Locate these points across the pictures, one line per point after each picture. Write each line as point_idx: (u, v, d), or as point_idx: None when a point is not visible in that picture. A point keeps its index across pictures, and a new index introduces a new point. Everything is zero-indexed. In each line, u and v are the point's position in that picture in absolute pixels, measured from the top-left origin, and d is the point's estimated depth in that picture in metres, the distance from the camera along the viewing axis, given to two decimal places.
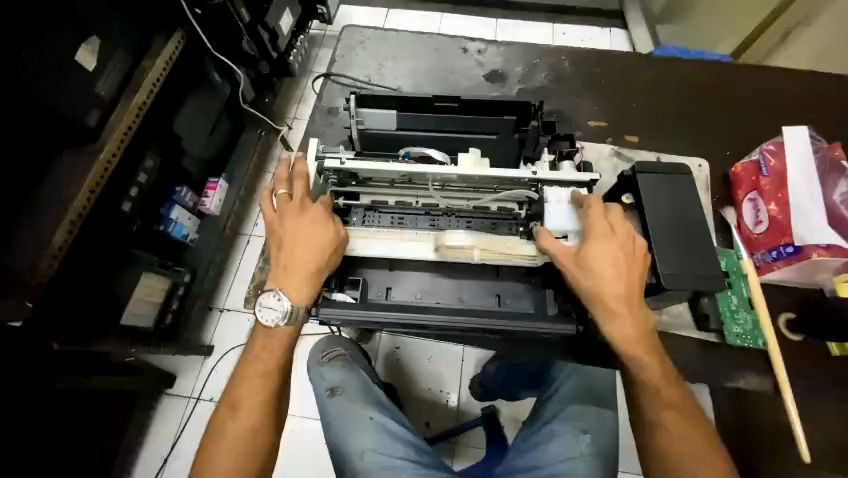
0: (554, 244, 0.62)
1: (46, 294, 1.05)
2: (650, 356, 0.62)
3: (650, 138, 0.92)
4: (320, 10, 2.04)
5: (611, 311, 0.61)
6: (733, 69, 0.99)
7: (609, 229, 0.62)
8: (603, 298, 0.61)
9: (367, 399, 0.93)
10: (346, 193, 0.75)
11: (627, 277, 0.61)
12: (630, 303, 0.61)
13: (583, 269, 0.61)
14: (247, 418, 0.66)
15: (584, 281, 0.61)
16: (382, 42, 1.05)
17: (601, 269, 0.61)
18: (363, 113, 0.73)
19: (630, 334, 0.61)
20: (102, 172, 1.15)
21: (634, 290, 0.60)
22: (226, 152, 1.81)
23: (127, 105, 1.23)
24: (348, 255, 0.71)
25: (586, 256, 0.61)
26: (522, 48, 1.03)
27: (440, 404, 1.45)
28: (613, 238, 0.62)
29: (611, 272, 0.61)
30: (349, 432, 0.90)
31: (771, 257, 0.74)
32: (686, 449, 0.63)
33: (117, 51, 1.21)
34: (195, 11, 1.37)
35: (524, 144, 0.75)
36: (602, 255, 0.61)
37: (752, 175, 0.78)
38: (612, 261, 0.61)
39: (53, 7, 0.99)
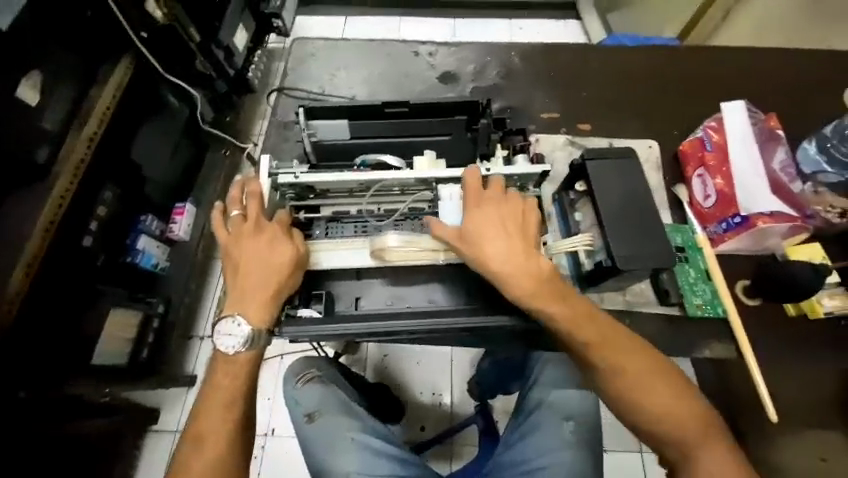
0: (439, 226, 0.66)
1: (6, 340, 1.01)
2: (566, 307, 0.64)
3: (601, 125, 0.94)
4: (275, 23, 2.02)
5: (505, 272, 0.63)
6: (674, 52, 1.03)
7: (483, 199, 0.67)
8: (493, 261, 0.63)
9: (348, 419, 0.91)
10: (306, 207, 0.75)
11: (508, 237, 0.65)
12: (524, 260, 0.64)
13: (466, 240, 0.65)
14: (211, 452, 0.64)
15: (478, 252, 0.64)
16: (333, 52, 1.05)
17: (482, 236, 0.64)
18: (314, 125, 0.73)
19: (529, 291, 0.63)
20: (56, 208, 1.12)
21: (522, 247, 0.64)
22: (190, 175, 1.77)
23: (76, 136, 1.19)
24: (312, 269, 0.71)
25: (469, 229, 0.65)
26: (472, 47, 1.05)
27: (432, 406, 1.45)
28: (486, 206, 0.66)
29: (494, 237, 0.64)
30: (332, 455, 0.88)
31: (722, 229, 0.77)
32: (652, 400, 0.62)
33: (61, 82, 1.17)
34: (142, 35, 1.34)
35: (477, 143, 0.76)
36: (479, 224, 0.65)
37: (698, 151, 0.81)
38: (492, 228, 0.65)
39: None
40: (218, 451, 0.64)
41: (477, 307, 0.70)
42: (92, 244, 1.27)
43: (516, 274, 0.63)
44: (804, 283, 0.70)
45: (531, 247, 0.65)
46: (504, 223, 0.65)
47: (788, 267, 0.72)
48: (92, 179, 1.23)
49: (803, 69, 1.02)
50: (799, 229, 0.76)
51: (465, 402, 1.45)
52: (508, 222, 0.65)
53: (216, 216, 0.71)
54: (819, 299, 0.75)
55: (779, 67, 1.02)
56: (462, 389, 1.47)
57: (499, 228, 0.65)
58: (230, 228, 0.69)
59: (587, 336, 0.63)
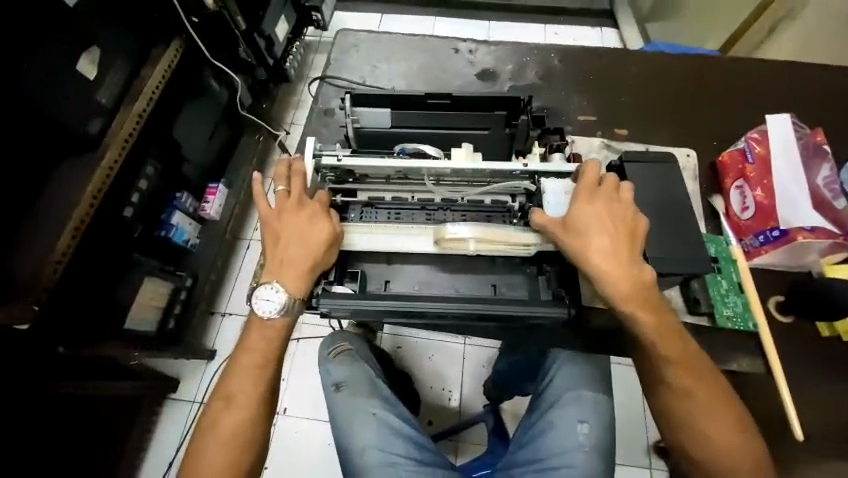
0: (542, 215, 0.65)
1: (51, 298, 1.06)
2: (650, 315, 0.63)
3: (638, 131, 0.94)
4: (315, 17, 2.08)
5: (599, 269, 0.63)
6: (716, 62, 1.02)
7: (596, 194, 0.65)
8: (595, 258, 0.63)
9: (372, 396, 0.94)
10: (344, 190, 0.78)
11: (615, 236, 0.63)
12: (622, 261, 0.63)
13: (570, 232, 0.64)
14: (243, 409, 0.68)
15: (574, 245, 0.64)
16: (375, 45, 1.08)
17: (588, 231, 0.63)
18: (358, 112, 0.75)
19: (623, 291, 0.62)
20: (104, 178, 1.18)
21: (622, 248, 0.63)
22: (225, 157, 1.83)
23: (127, 112, 1.25)
24: (345, 250, 0.73)
25: (573, 221, 0.64)
26: (511, 47, 1.06)
27: (442, 401, 1.46)
28: (597, 202, 0.65)
29: (601, 234, 0.63)
30: (353, 427, 0.92)
31: (759, 242, 0.76)
32: (703, 414, 0.63)
33: (117, 59, 1.23)
34: (193, 20, 1.41)
35: (515, 138, 0.77)
36: (587, 219, 0.64)
37: (739, 162, 0.80)
38: (601, 224, 0.63)
39: (55, 18, 1.02)
40: (248, 410, 0.68)
41: (503, 298, 0.70)
42: (131, 215, 1.34)
43: (617, 273, 0.62)
44: (845, 304, 0.68)
45: (637, 250, 0.63)
46: (614, 222, 0.64)
47: (826, 287, 0.70)
48: (136, 154, 1.29)
49: None
50: (841, 247, 0.74)
51: (475, 400, 1.46)
52: (619, 221, 0.64)
53: (260, 190, 0.75)
54: None
55: (827, 84, 0.99)
56: (473, 387, 1.48)
57: (607, 226, 0.63)
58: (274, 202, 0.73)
59: (667, 345, 0.63)
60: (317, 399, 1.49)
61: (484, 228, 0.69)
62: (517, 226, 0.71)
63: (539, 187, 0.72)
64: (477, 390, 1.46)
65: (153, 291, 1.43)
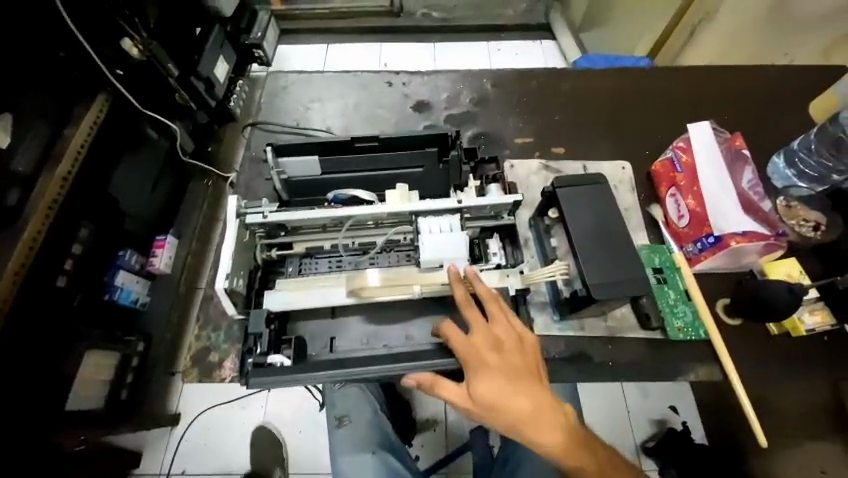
0: (444, 388, 0.57)
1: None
2: (587, 458, 0.57)
3: (575, 148, 0.95)
4: (257, 53, 2.04)
5: (528, 432, 0.56)
6: (641, 73, 1.06)
7: (481, 344, 0.58)
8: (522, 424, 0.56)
9: (373, 434, 0.92)
10: (279, 243, 0.74)
11: (527, 391, 0.56)
12: (541, 413, 0.56)
13: (483, 406, 0.56)
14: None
15: (493, 415, 0.56)
16: (307, 85, 1.05)
17: (503, 397, 0.55)
18: (283, 163, 0.72)
19: (557, 446, 0.56)
20: (28, 251, 1.09)
21: (536, 396, 0.56)
22: (172, 206, 1.74)
23: (49, 178, 1.17)
24: (284, 311, 0.69)
25: (480, 390, 0.56)
26: (444, 75, 1.06)
27: (428, 433, 1.40)
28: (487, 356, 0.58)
29: (514, 393, 0.56)
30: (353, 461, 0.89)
31: (698, 249, 0.77)
32: None
33: (35, 123, 1.16)
34: (116, 72, 1.31)
35: (450, 173, 0.76)
36: (492, 384, 0.56)
37: (670, 171, 0.83)
38: (507, 383, 0.56)
39: None
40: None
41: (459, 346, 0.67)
42: (66, 283, 1.22)
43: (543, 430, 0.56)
44: (780, 306, 0.69)
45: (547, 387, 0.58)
46: (511, 366, 0.57)
47: (765, 288, 0.70)
48: (67, 218, 1.20)
49: (767, 85, 1.04)
50: (779, 246, 0.75)
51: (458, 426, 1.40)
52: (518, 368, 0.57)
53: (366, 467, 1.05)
54: (801, 318, 0.74)
55: (744, 85, 1.04)
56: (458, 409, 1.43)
57: (514, 383, 0.56)
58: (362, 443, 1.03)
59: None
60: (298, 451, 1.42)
61: (413, 272, 0.68)
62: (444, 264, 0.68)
63: (415, 226, 0.68)
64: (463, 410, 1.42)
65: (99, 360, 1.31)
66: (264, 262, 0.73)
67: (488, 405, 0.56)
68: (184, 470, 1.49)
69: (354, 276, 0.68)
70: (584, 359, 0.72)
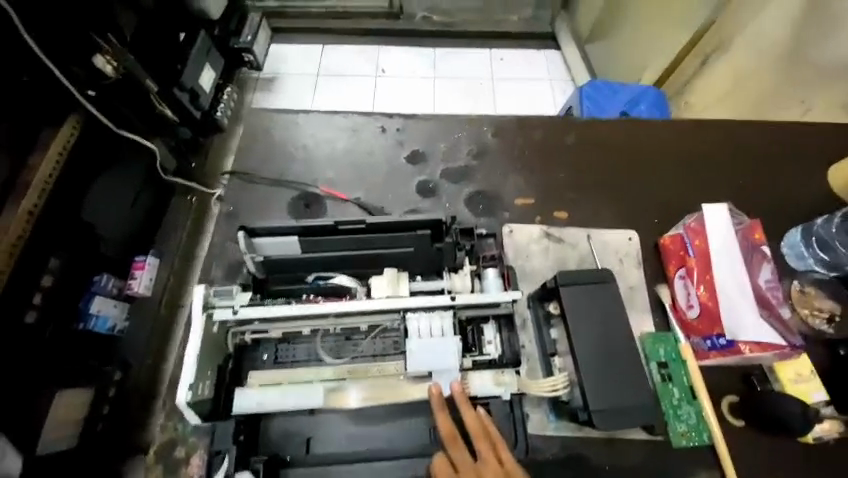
0: None
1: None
2: None
3: (579, 212, 0.89)
4: (247, 59, 1.94)
5: None
6: (652, 126, 0.99)
7: None
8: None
9: None
10: (253, 330, 0.66)
11: None
12: None
13: None
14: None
15: None
16: (294, 129, 0.97)
17: None
18: (257, 245, 0.65)
19: None
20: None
21: None
22: (155, 220, 1.55)
23: (13, 214, 1.05)
24: (257, 413, 0.63)
25: None
26: (441, 121, 0.98)
27: None
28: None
29: None
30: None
31: (707, 346, 0.72)
32: None
33: None
34: (88, 94, 1.19)
35: (443, 256, 0.70)
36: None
37: (681, 249, 0.77)
38: None
39: None
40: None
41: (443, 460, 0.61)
42: (36, 319, 1.09)
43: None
44: (795, 423, 0.66)
45: None
46: None
47: (779, 403, 0.67)
48: (37, 253, 1.09)
49: (783, 144, 0.98)
50: (794, 354, 0.71)
51: None
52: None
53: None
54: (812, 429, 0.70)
55: (758, 144, 0.98)
56: None
57: None
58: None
59: None
60: None
61: (386, 387, 0.63)
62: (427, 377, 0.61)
63: (404, 326, 0.62)
64: None
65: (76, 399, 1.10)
66: (237, 347, 0.68)
67: None
68: None
69: (336, 389, 0.63)
70: (580, 463, 0.67)
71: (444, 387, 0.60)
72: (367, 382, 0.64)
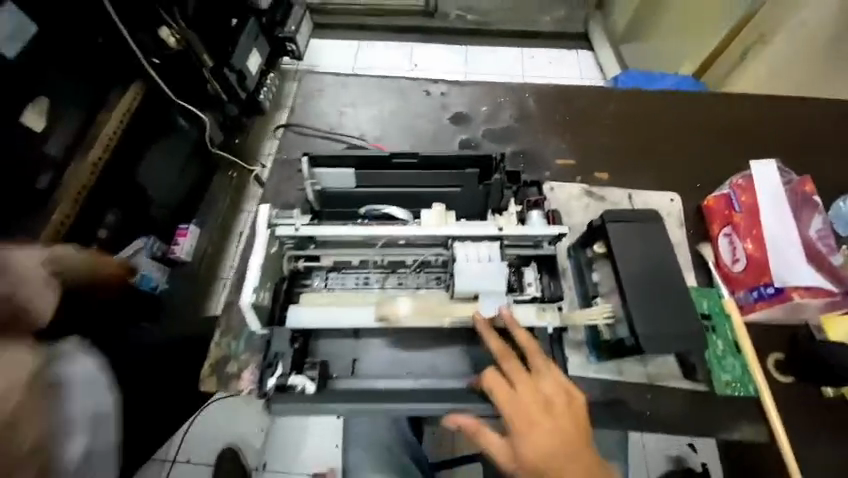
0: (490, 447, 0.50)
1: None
2: None
3: (620, 174, 0.89)
4: (290, 48, 1.97)
5: None
6: (695, 99, 0.99)
7: (527, 399, 0.52)
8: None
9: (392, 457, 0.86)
10: (307, 256, 0.71)
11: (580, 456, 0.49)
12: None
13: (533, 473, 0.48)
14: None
15: None
16: (343, 90, 1.02)
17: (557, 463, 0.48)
18: (317, 173, 0.69)
19: None
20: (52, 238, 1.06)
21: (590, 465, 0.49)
22: (196, 196, 1.60)
23: (80, 164, 1.15)
24: (308, 328, 0.66)
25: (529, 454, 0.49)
26: (484, 87, 1.01)
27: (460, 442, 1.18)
28: (537, 415, 0.50)
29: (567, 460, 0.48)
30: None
31: (753, 297, 0.73)
32: None
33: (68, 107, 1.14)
34: (152, 61, 1.28)
35: (490, 195, 0.71)
36: (543, 450, 0.49)
37: (724, 207, 0.79)
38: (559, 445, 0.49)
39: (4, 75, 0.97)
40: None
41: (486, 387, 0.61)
42: None
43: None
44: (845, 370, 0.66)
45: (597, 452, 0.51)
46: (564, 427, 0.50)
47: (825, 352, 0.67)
48: (95, 204, 1.18)
49: (833, 121, 0.97)
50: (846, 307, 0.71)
51: None
52: (571, 433, 0.50)
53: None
54: None
55: (806, 120, 0.97)
56: None
57: (566, 446, 0.49)
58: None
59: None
60: None
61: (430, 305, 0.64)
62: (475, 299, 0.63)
63: (451, 252, 0.64)
64: None
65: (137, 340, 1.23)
66: (291, 273, 0.71)
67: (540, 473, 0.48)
68: None
69: (384, 304, 0.64)
70: (620, 407, 0.67)
71: (489, 311, 0.62)
72: (416, 293, 0.66)
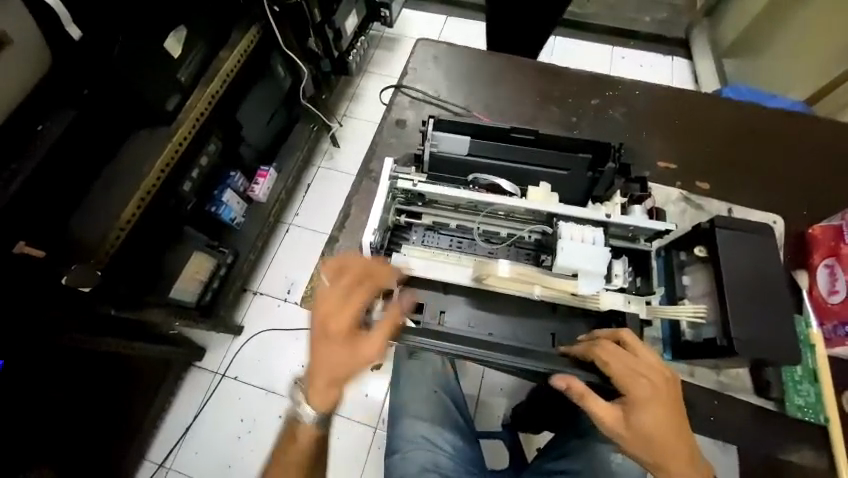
0: (597, 404, 0.58)
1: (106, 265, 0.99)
2: None
3: (723, 186, 0.89)
4: (384, 13, 1.85)
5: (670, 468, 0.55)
6: (815, 123, 0.95)
7: (642, 375, 0.58)
8: (676, 470, 0.54)
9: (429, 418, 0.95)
10: (410, 211, 0.76)
11: (677, 427, 0.56)
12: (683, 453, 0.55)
13: (634, 430, 0.56)
14: None
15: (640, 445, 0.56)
16: (455, 60, 1.02)
17: (661, 432, 0.55)
18: (438, 136, 0.73)
19: None
20: (139, 204, 1.04)
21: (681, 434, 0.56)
22: (277, 142, 1.64)
23: (168, 135, 1.13)
24: (406, 274, 0.73)
25: (637, 419, 0.56)
26: (594, 77, 1.00)
27: (487, 407, 1.32)
28: (658, 391, 0.57)
29: (666, 427, 0.56)
30: (412, 422, 0.95)
31: (844, 332, 0.73)
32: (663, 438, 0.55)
33: (193, 49, 1.16)
34: (273, 9, 1.32)
35: (596, 184, 0.74)
36: (654, 419, 0.55)
37: (831, 239, 0.78)
38: (665, 416, 0.56)
39: (149, 40, 0.99)
40: None
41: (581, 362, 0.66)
42: (189, 189, 1.24)
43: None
44: None
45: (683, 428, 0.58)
46: (669, 404, 0.57)
47: None
48: (178, 174, 1.17)
49: None
50: None
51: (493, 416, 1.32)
52: (676, 409, 0.57)
53: (321, 356, 0.62)
54: None
55: None
56: (502, 396, 1.34)
57: (669, 418, 0.56)
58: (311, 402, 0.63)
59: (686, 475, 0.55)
60: None
61: (529, 275, 0.69)
62: (571, 279, 0.69)
63: (555, 230, 0.69)
64: (495, 399, 1.33)
65: (93, 279, 0.90)
66: (393, 224, 0.76)
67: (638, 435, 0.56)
68: (240, 376, 1.47)
69: (485, 263, 0.70)
70: (686, 407, 0.70)
71: (584, 288, 0.68)
72: (514, 262, 0.71)
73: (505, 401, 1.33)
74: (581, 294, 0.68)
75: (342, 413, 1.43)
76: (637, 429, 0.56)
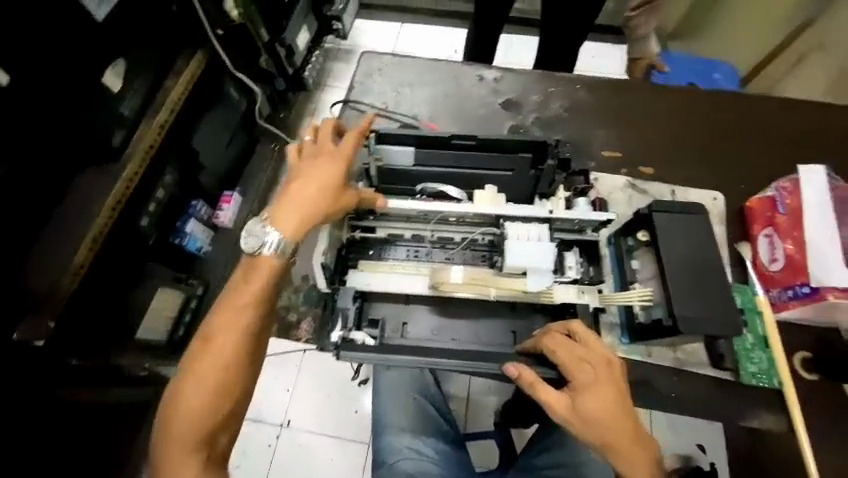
0: (544, 392, 0.58)
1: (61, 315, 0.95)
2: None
3: (667, 169, 0.93)
4: (336, 26, 1.85)
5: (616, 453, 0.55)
6: (746, 101, 0.99)
7: (588, 362, 0.58)
8: (621, 453, 0.55)
9: (411, 424, 0.95)
10: (363, 226, 0.75)
11: (622, 412, 0.56)
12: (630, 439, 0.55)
13: (580, 417, 0.56)
14: None
15: (585, 430, 0.56)
16: (400, 70, 1.03)
17: (605, 418, 0.55)
18: (381, 149, 0.73)
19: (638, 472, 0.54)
20: (88, 252, 0.99)
21: (627, 419, 0.55)
22: (239, 166, 1.62)
23: (116, 173, 1.09)
24: (361, 291, 0.73)
25: (581, 406, 0.56)
26: (537, 74, 1.02)
27: (477, 408, 1.33)
28: (600, 376, 0.57)
29: (610, 414, 0.55)
30: (396, 433, 0.94)
31: (787, 296, 0.77)
32: (608, 423, 0.55)
33: (134, 82, 1.13)
34: (217, 33, 1.30)
35: (540, 181, 0.76)
36: (598, 406, 0.55)
37: (767, 211, 0.82)
38: (609, 402, 0.55)
39: (83, 78, 0.96)
40: None
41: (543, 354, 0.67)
42: (147, 225, 1.21)
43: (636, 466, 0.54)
44: None
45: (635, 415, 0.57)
46: (614, 390, 0.56)
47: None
48: (130, 211, 1.12)
49: None
50: None
51: (483, 416, 1.32)
52: (623, 396, 0.56)
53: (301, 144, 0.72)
54: None
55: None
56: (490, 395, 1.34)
57: (614, 404, 0.55)
58: (268, 217, 0.65)
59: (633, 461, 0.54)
60: (321, 413, 1.42)
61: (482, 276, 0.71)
62: (523, 278, 0.70)
63: (503, 231, 0.70)
64: (484, 398, 1.34)
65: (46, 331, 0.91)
66: (347, 241, 0.75)
67: (583, 421, 0.56)
68: None
69: (438, 270, 0.71)
70: (649, 386, 0.72)
71: (535, 285, 0.69)
72: (469, 266, 0.72)
73: (494, 399, 1.34)
74: (534, 291, 0.69)
75: (331, 433, 1.41)
76: (582, 415, 0.56)
